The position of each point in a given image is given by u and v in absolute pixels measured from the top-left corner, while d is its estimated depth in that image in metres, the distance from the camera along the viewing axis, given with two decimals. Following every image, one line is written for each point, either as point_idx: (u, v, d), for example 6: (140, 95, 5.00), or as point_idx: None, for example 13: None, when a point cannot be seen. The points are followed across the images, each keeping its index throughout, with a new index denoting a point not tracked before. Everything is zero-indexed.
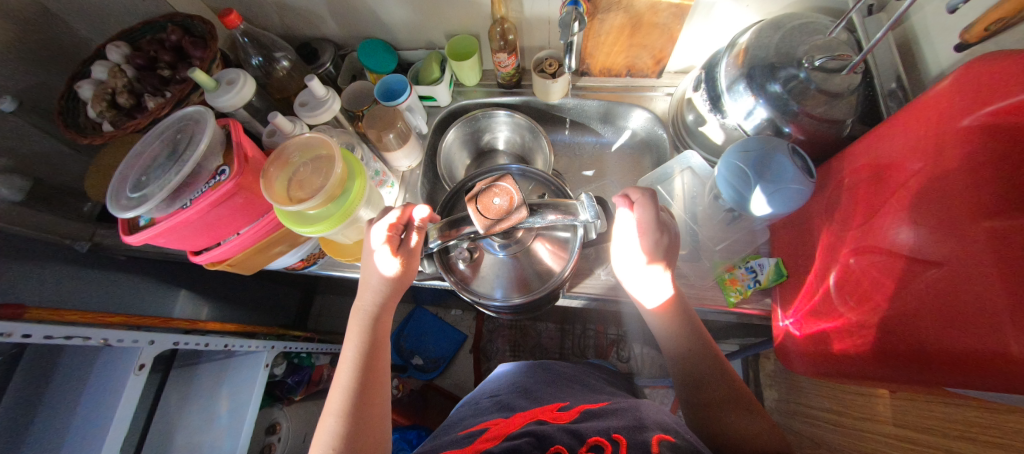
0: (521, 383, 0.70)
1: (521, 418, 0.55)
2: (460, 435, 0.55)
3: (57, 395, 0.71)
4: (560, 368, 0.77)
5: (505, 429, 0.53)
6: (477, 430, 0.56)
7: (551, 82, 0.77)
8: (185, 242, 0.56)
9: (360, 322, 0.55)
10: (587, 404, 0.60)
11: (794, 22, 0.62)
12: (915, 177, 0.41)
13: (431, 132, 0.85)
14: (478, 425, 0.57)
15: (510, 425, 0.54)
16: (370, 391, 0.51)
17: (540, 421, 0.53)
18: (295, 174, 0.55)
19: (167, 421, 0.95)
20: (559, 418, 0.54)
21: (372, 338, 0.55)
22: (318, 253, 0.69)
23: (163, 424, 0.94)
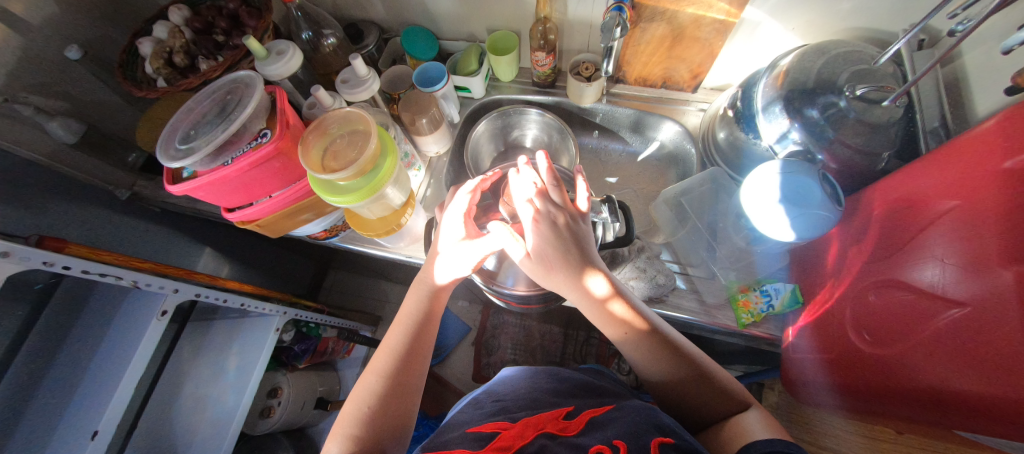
0: (527, 388, 0.70)
1: (529, 429, 0.54)
2: (467, 436, 0.55)
3: (86, 328, 0.75)
4: (566, 374, 0.76)
5: (514, 439, 0.52)
6: (486, 433, 0.55)
7: (586, 85, 0.77)
8: (221, 198, 0.59)
9: (421, 292, 0.56)
10: (592, 410, 0.60)
11: (840, 49, 0.62)
12: (949, 215, 0.40)
13: (462, 122, 0.87)
14: (485, 427, 0.57)
15: (519, 435, 0.52)
16: (414, 357, 0.52)
17: (549, 436, 0.52)
18: (331, 145, 0.58)
19: (178, 369, 0.99)
20: (567, 429, 0.54)
21: (427, 312, 0.56)
22: (341, 226, 0.72)
23: (175, 372, 0.98)
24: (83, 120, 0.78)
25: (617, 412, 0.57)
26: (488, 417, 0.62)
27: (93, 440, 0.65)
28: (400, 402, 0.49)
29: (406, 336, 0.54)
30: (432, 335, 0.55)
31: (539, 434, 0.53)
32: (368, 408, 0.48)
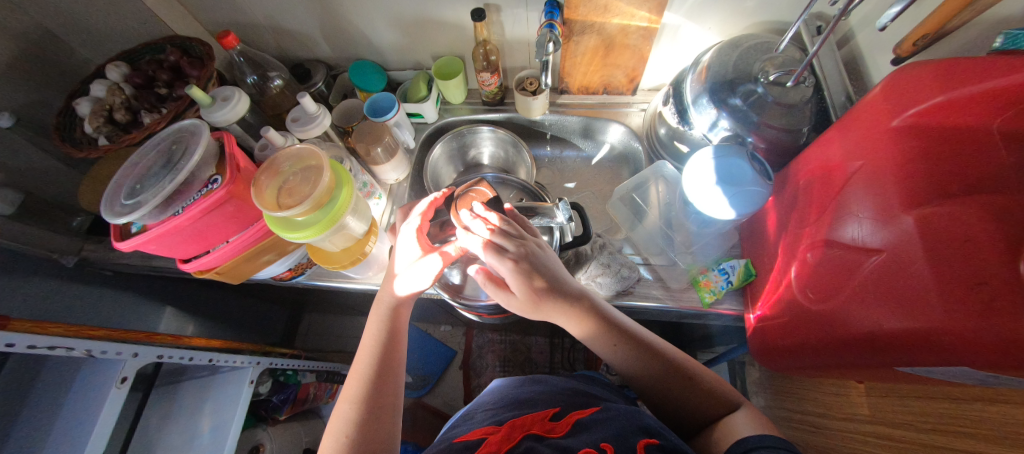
0: (517, 396, 0.70)
1: (517, 430, 0.55)
2: (456, 444, 0.55)
3: (36, 408, 0.70)
4: (551, 380, 0.77)
5: (500, 444, 0.52)
6: (473, 439, 0.56)
7: (531, 99, 0.81)
8: (175, 249, 0.58)
9: (382, 311, 0.57)
10: (577, 412, 0.61)
11: (751, 41, 0.69)
12: (857, 174, 0.45)
13: (418, 147, 0.89)
14: (474, 435, 0.57)
15: (504, 439, 0.53)
16: (386, 378, 0.52)
17: (535, 438, 0.53)
18: (285, 183, 0.58)
19: (146, 440, 0.92)
20: (554, 432, 0.54)
21: (392, 331, 0.55)
22: (306, 263, 0.71)
23: (143, 443, 0.92)
24: (19, 189, 0.75)
25: (604, 412, 0.58)
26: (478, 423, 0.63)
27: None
28: (377, 432, 0.48)
29: (373, 360, 0.53)
30: (401, 355, 0.55)
31: (525, 435, 0.54)
32: (346, 438, 0.47)
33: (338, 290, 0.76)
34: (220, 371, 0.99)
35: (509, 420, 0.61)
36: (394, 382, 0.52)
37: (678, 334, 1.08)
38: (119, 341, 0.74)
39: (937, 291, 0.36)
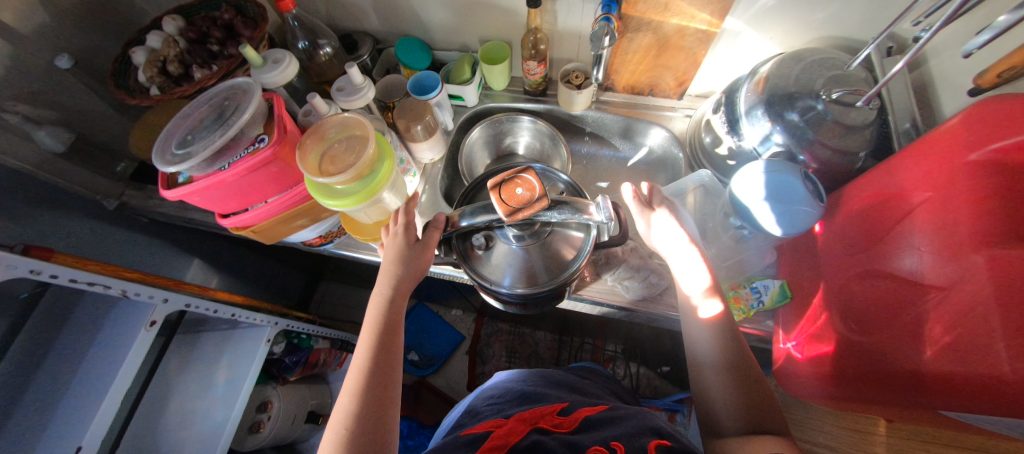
0: (523, 388, 0.70)
1: (523, 425, 0.55)
2: (464, 436, 0.56)
3: (70, 339, 0.73)
4: (556, 376, 0.77)
5: (508, 437, 0.52)
6: (480, 432, 0.55)
7: (576, 93, 0.80)
8: (216, 203, 0.59)
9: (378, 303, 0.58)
10: (586, 409, 0.60)
11: (815, 56, 0.66)
12: (922, 205, 0.43)
13: (455, 129, 0.88)
14: (480, 428, 0.57)
15: (511, 432, 0.53)
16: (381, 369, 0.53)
17: (542, 432, 0.53)
18: (328, 150, 0.58)
19: (165, 383, 0.96)
20: (561, 427, 0.54)
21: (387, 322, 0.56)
22: (337, 232, 0.72)
23: (161, 385, 0.96)
24: (72, 129, 0.78)
25: (614, 413, 0.59)
26: (486, 417, 0.63)
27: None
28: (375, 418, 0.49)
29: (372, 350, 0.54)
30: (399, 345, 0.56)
31: (532, 429, 0.54)
32: (346, 430, 0.48)
33: (364, 261, 0.77)
34: (239, 327, 1.02)
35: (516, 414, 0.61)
36: (392, 373, 0.53)
37: None
38: (151, 286, 0.77)
39: (1001, 337, 0.34)
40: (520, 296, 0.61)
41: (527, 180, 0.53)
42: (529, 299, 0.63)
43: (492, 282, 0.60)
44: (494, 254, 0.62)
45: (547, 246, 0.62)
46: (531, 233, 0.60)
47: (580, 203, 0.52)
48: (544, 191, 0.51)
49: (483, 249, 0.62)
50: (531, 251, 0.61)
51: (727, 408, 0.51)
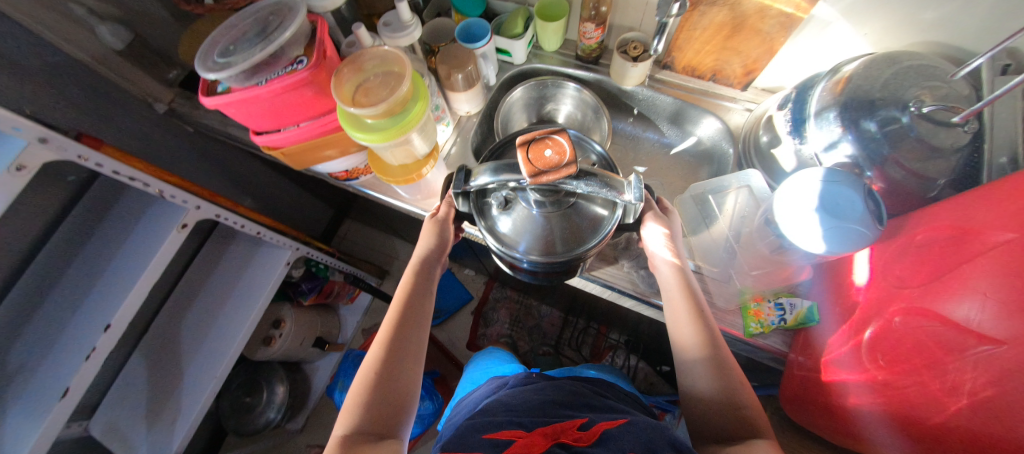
0: (539, 395, 0.70)
1: (545, 438, 0.54)
2: (484, 440, 0.56)
3: (111, 228, 0.79)
4: (573, 387, 0.73)
5: (529, 447, 0.52)
6: (502, 439, 0.55)
7: (630, 65, 0.74)
8: (250, 118, 0.59)
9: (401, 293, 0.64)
10: (606, 422, 0.59)
11: (915, 61, 0.57)
12: (999, 247, 0.37)
13: (497, 85, 0.85)
14: (500, 435, 0.57)
15: (532, 444, 0.53)
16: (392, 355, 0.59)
17: (563, 447, 0.52)
18: (364, 82, 0.57)
19: (192, 284, 1.04)
20: (581, 441, 0.53)
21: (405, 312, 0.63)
22: (362, 169, 0.72)
23: (189, 286, 1.03)
24: None
25: (631, 426, 0.57)
26: (502, 419, 0.63)
27: (106, 332, 0.70)
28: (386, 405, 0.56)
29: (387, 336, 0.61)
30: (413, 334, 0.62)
31: (553, 443, 0.53)
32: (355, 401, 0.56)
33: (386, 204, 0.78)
34: (262, 246, 1.07)
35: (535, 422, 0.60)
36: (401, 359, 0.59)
37: None
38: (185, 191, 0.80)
39: None
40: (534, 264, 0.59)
41: (554, 142, 0.50)
42: (544, 269, 0.61)
43: (508, 245, 0.59)
44: (513, 217, 0.60)
45: (570, 216, 0.59)
46: (553, 201, 0.57)
47: (613, 179, 0.50)
48: (574, 157, 0.48)
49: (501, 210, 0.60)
50: (552, 220, 0.59)
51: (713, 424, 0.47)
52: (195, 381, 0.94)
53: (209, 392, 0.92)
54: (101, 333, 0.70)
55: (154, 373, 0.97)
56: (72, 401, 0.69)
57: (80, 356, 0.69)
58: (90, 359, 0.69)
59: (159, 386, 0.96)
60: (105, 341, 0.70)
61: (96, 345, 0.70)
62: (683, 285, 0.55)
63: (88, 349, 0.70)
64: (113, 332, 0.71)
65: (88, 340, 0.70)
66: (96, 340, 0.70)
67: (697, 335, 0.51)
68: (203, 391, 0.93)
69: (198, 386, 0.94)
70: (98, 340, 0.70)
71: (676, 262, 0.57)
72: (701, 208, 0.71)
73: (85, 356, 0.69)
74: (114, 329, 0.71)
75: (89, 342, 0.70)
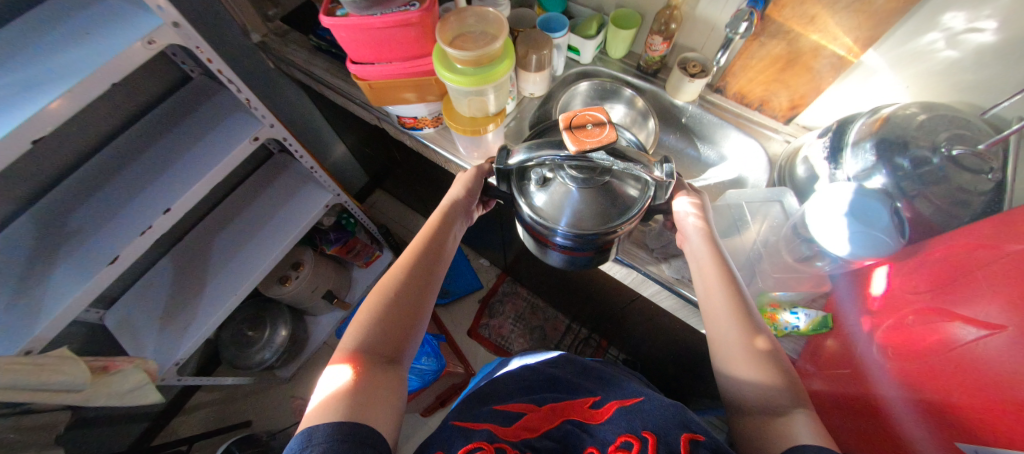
0: (551, 372, 0.73)
1: (555, 414, 0.60)
2: (497, 411, 0.62)
3: (189, 127, 0.86)
4: (587, 361, 0.78)
5: (540, 423, 0.58)
6: (513, 412, 0.61)
7: (688, 80, 0.82)
8: (354, 45, 0.67)
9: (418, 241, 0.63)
10: (620, 398, 0.62)
11: (952, 112, 0.63)
12: (1003, 255, 0.42)
13: (562, 78, 0.93)
14: (512, 407, 0.63)
15: (542, 420, 0.59)
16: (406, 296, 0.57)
17: (575, 424, 0.57)
18: (464, 32, 0.65)
19: (235, 205, 1.10)
20: (593, 419, 0.58)
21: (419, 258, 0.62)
22: (429, 121, 0.80)
23: (232, 205, 1.10)
24: None
25: (644, 400, 0.59)
26: (514, 393, 0.69)
27: (165, 214, 0.76)
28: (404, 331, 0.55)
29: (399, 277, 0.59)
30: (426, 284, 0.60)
31: (564, 421, 0.58)
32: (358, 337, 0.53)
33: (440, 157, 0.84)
34: (307, 185, 1.13)
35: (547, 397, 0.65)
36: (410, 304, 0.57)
37: (697, 379, 1.03)
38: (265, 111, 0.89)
39: None
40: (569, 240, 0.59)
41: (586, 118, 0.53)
42: (578, 244, 0.62)
43: (546, 218, 0.59)
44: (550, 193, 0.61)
45: (607, 193, 0.60)
46: (593, 178, 0.58)
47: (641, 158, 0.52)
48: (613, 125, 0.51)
49: (538, 186, 0.61)
50: (589, 197, 0.60)
51: (750, 399, 0.48)
52: (217, 291, 1.00)
53: (229, 304, 0.98)
54: (159, 214, 0.76)
55: (178, 275, 1.02)
56: (118, 269, 0.75)
57: (135, 229, 0.75)
58: (145, 234, 0.75)
59: (179, 289, 1.00)
60: (162, 222, 0.77)
61: (153, 223, 0.76)
62: (719, 266, 0.57)
63: (144, 225, 0.76)
64: (170, 215, 0.78)
65: (146, 217, 0.76)
66: (153, 218, 0.76)
67: (736, 317, 0.53)
68: (222, 302, 0.99)
69: (218, 297, 0.99)
70: (155, 219, 0.76)
71: (705, 233, 0.59)
72: (733, 216, 0.76)
73: (141, 230, 0.75)
74: (172, 213, 0.78)
75: (146, 218, 0.76)
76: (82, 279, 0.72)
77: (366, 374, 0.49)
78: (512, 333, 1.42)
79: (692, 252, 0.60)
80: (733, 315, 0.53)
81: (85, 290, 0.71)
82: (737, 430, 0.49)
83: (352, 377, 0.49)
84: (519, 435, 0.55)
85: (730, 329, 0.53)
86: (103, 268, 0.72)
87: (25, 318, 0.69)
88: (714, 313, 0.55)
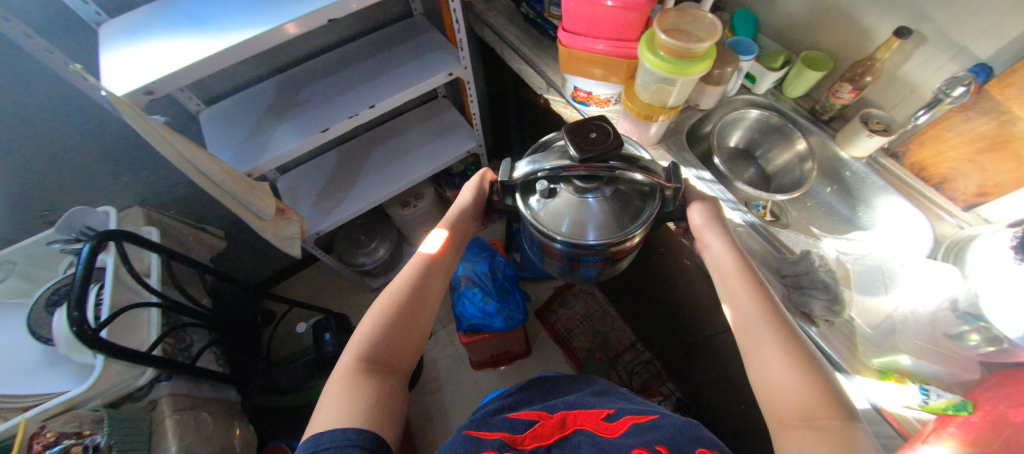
0: (560, 388, 0.74)
1: (568, 423, 0.57)
2: (505, 415, 0.59)
3: (400, 50, 1.03)
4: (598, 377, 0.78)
5: (550, 431, 0.55)
6: (525, 419, 0.58)
7: (867, 135, 0.81)
8: (575, 16, 0.77)
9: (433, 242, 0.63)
10: (635, 415, 0.58)
11: None
12: None
13: (733, 98, 0.94)
14: (525, 413, 0.60)
15: (551, 429, 0.56)
16: (421, 290, 0.58)
17: (589, 435, 0.54)
18: (681, 25, 0.72)
19: (396, 127, 1.28)
20: (607, 431, 0.54)
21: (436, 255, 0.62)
22: (600, 99, 0.88)
23: (394, 127, 1.28)
24: None
25: (659, 420, 0.55)
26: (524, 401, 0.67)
27: (369, 109, 0.92)
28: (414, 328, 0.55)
29: (416, 269, 0.60)
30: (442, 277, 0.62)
31: (578, 431, 0.55)
32: (370, 325, 0.54)
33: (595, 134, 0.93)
34: (456, 129, 1.27)
35: (561, 403, 0.62)
36: (423, 297, 0.58)
37: None
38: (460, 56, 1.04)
39: None
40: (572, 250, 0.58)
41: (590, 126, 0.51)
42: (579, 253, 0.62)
43: (548, 231, 0.57)
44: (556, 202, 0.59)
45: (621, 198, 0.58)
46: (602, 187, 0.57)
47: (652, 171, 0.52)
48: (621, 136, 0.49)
49: (542, 197, 0.59)
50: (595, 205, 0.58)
51: (784, 409, 0.44)
52: (363, 189, 1.16)
53: (368, 202, 1.14)
54: (366, 107, 0.93)
55: (338, 166, 1.21)
56: (323, 140, 0.92)
57: (346, 113, 0.92)
58: (351, 119, 0.91)
59: (335, 176, 1.19)
60: (365, 115, 0.93)
61: (359, 112, 0.92)
62: (744, 269, 0.56)
63: (352, 113, 0.92)
64: (372, 112, 0.93)
65: (356, 107, 0.93)
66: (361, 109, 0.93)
67: (769, 322, 0.50)
68: (363, 199, 1.15)
69: (362, 193, 1.16)
70: (362, 110, 0.92)
71: (725, 235, 0.59)
72: (879, 276, 0.73)
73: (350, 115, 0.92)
74: (374, 110, 0.93)
75: (356, 108, 0.93)
76: (300, 137, 0.90)
77: (374, 384, 0.49)
78: (574, 327, 1.45)
79: (716, 262, 0.59)
80: (763, 320, 0.50)
81: (299, 146, 0.89)
82: (779, 453, 0.42)
83: (352, 370, 0.49)
84: (527, 443, 0.53)
85: (761, 332, 0.50)
86: (316, 135, 0.90)
87: (254, 151, 0.88)
88: (752, 316, 0.51)
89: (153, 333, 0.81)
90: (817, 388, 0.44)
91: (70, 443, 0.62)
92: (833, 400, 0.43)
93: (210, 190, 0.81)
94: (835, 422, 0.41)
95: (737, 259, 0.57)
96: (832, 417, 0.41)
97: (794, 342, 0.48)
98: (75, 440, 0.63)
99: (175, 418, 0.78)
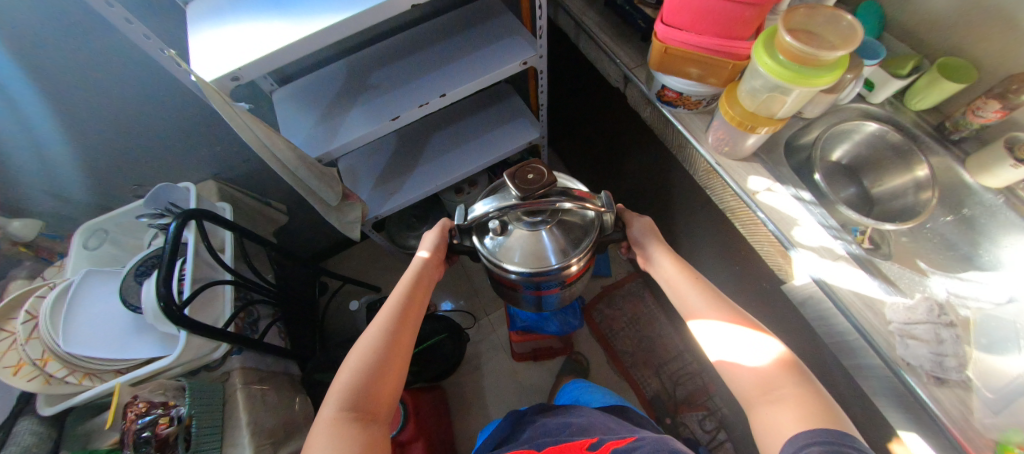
0: (551, 425, 0.74)
1: None
2: None
3: (472, 33, 0.98)
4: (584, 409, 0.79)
5: None
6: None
7: (1012, 164, 0.69)
8: (679, 7, 0.69)
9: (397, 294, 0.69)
10: (615, 440, 0.59)
11: None
12: None
13: (842, 107, 0.83)
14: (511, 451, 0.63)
15: None
16: (398, 337, 0.64)
17: None
18: (813, 28, 0.61)
19: (457, 112, 1.24)
20: None
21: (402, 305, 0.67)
22: (690, 101, 0.80)
23: (454, 112, 1.24)
24: None
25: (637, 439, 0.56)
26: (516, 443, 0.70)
27: (441, 98, 0.89)
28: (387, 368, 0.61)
29: (387, 320, 0.65)
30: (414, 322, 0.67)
31: None
32: (346, 380, 0.58)
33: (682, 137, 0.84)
34: (518, 117, 1.21)
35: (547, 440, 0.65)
36: (397, 344, 0.63)
37: None
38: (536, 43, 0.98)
39: None
40: (529, 277, 0.67)
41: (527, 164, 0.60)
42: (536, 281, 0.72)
43: (502, 265, 0.67)
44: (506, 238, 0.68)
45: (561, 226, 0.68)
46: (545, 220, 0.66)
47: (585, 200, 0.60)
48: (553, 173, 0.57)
49: (496, 234, 0.68)
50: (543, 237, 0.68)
51: (748, 387, 0.54)
52: (422, 176, 1.14)
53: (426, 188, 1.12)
54: (438, 95, 0.89)
55: (399, 148, 1.19)
56: (393, 127, 0.90)
57: (418, 101, 0.89)
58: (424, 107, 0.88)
59: (396, 160, 1.17)
60: (437, 103, 0.90)
61: (431, 100, 0.89)
62: (684, 269, 0.67)
63: (424, 100, 0.89)
64: (444, 101, 0.90)
65: (428, 94, 0.90)
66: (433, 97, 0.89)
67: (718, 310, 0.61)
68: (423, 185, 1.13)
69: (422, 180, 1.14)
70: (433, 98, 0.89)
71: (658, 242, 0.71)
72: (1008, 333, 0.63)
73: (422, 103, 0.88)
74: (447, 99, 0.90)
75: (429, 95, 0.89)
76: (370, 124, 0.88)
77: (358, 431, 0.54)
78: (620, 329, 1.41)
79: (661, 272, 0.70)
80: (709, 309, 0.61)
81: (370, 132, 0.87)
82: (755, 422, 0.52)
83: (338, 423, 0.54)
84: None
85: (709, 315, 0.60)
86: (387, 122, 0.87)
87: (325, 135, 0.87)
88: (701, 310, 0.62)
89: (226, 310, 0.83)
90: (773, 369, 0.54)
91: (159, 414, 0.67)
92: (788, 374, 0.53)
93: (284, 175, 0.81)
94: (792, 392, 0.51)
95: (675, 259, 0.69)
96: (785, 385, 0.51)
97: (739, 323, 0.59)
98: (163, 412, 0.67)
99: (247, 391, 0.82)
